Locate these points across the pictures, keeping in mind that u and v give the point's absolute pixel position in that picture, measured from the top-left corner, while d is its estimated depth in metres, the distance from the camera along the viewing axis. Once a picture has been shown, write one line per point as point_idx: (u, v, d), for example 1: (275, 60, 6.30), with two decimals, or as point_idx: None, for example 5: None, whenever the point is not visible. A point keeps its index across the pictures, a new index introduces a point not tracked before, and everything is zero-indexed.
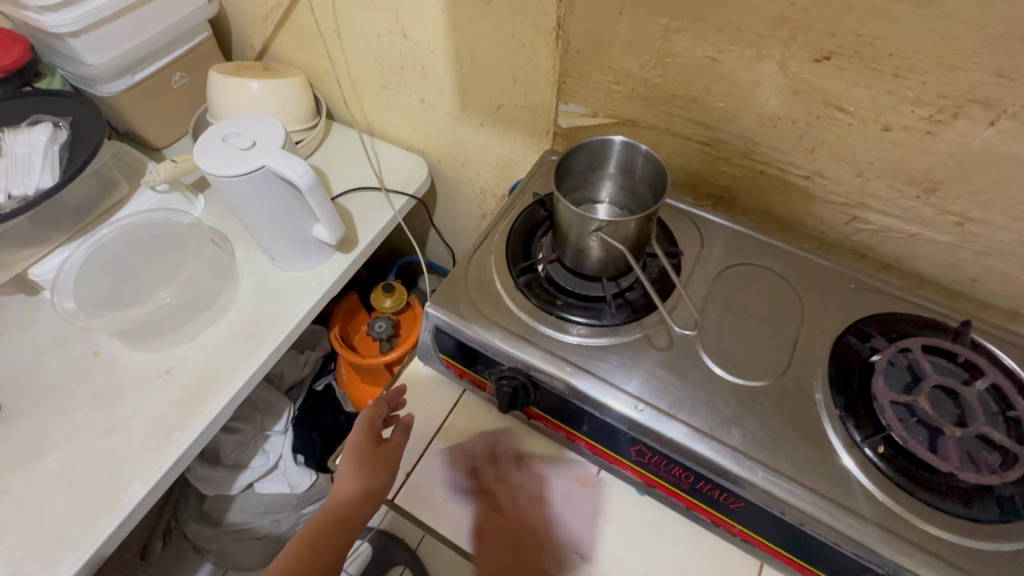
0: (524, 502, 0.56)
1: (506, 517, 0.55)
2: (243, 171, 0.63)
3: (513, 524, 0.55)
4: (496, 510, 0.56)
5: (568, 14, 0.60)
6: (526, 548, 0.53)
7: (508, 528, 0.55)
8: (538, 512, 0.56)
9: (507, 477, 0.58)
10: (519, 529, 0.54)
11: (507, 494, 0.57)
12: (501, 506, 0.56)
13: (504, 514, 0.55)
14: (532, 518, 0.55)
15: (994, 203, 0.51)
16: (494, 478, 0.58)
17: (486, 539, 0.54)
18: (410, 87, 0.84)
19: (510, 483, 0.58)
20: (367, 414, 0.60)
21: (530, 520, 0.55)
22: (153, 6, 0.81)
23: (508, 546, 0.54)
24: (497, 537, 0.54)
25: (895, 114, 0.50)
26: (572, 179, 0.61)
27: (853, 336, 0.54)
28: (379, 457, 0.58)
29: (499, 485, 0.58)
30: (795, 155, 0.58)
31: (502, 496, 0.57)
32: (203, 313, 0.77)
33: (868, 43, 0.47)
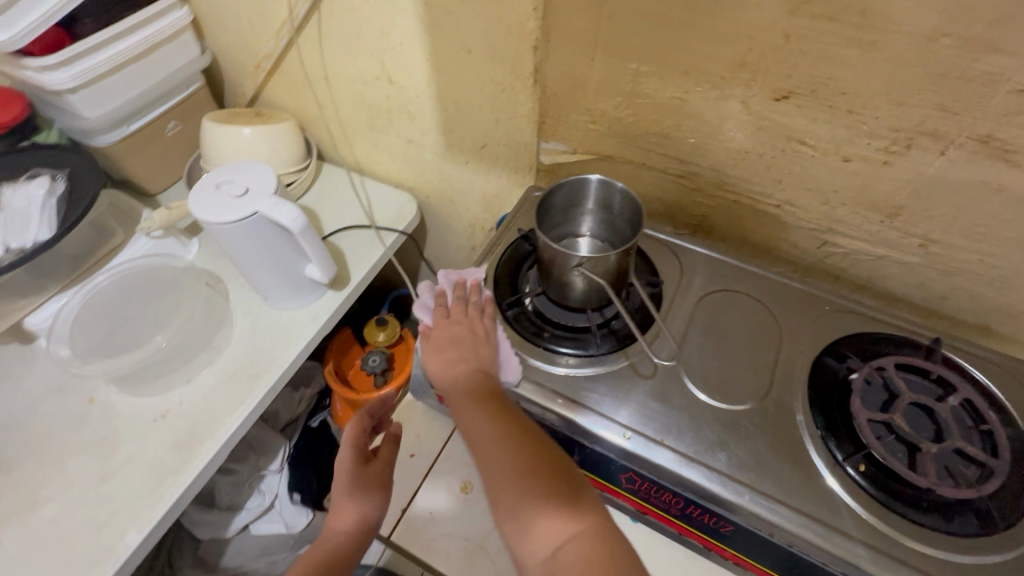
0: (478, 319, 0.59)
1: (460, 328, 0.59)
2: (237, 218, 0.66)
3: (464, 348, 0.57)
4: (451, 323, 0.59)
5: (544, 61, 0.63)
6: (480, 373, 0.56)
7: (464, 353, 0.57)
8: (488, 330, 0.59)
9: (468, 299, 0.61)
10: (470, 350, 0.57)
11: (459, 312, 0.60)
12: (455, 324, 0.59)
13: (456, 325, 0.59)
14: (483, 341, 0.58)
15: (953, 226, 0.54)
16: (455, 297, 0.61)
17: (436, 349, 0.58)
18: (397, 128, 0.88)
19: (471, 301, 0.61)
20: (354, 433, 0.60)
21: (475, 344, 0.57)
22: (149, 61, 0.85)
23: (470, 375, 0.55)
24: (450, 346, 0.58)
25: (853, 146, 0.53)
26: (552, 217, 0.63)
27: (829, 356, 0.56)
28: (371, 476, 0.58)
29: (455, 303, 0.61)
30: (765, 185, 0.61)
31: (460, 310, 0.60)
32: (198, 354, 0.78)
33: (822, 83, 0.50)
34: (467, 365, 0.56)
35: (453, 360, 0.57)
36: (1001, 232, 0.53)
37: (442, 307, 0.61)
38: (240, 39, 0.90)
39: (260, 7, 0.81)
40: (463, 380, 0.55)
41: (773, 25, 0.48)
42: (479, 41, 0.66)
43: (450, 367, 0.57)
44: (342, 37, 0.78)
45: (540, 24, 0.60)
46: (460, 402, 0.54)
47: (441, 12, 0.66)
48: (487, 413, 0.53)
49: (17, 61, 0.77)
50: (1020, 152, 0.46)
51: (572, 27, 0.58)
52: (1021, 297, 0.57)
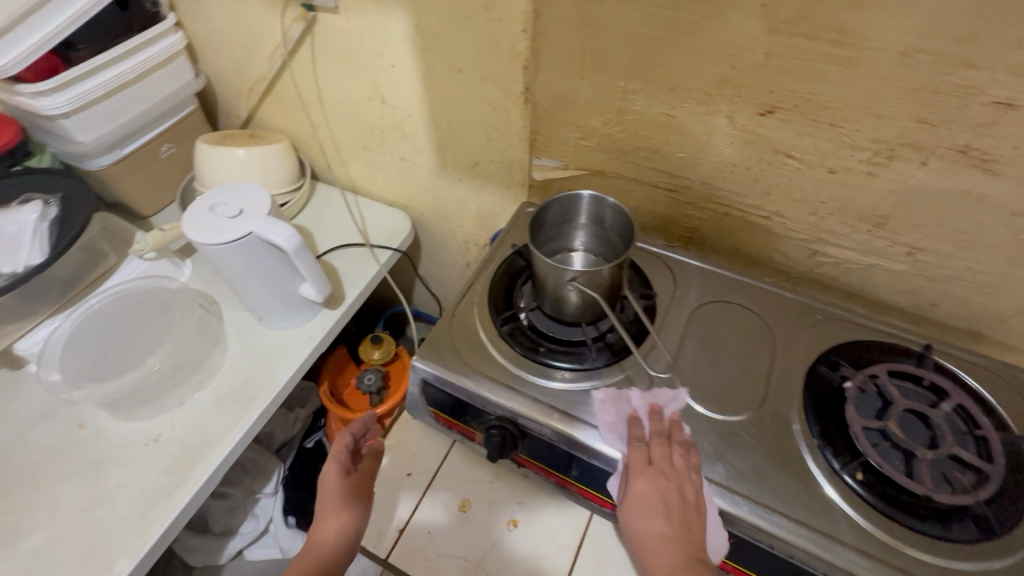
0: (689, 474, 0.49)
1: (668, 487, 0.48)
2: (231, 239, 0.66)
3: (677, 518, 0.47)
4: (654, 475, 0.49)
5: (534, 79, 0.64)
6: (697, 557, 0.45)
7: (678, 525, 0.47)
8: (697, 489, 0.49)
9: (671, 440, 0.52)
10: (682, 518, 0.47)
11: (663, 459, 0.50)
12: (664, 480, 0.49)
13: (665, 481, 0.48)
14: (694, 510, 0.48)
15: (938, 234, 0.55)
16: (653, 432, 0.52)
17: (639, 511, 0.48)
18: (390, 147, 0.89)
19: (674, 441, 0.52)
20: (336, 448, 0.60)
21: (690, 513, 0.48)
22: (142, 85, 0.86)
23: (688, 559, 0.45)
24: (658, 512, 0.47)
25: (837, 158, 0.54)
26: (545, 233, 0.64)
27: (823, 365, 0.57)
28: (353, 487, 0.58)
29: (656, 444, 0.51)
30: (754, 198, 0.62)
31: (662, 456, 0.50)
32: (191, 377, 0.77)
33: (804, 98, 0.51)
34: (684, 547, 0.46)
35: (664, 533, 0.46)
36: (985, 239, 0.54)
37: (640, 451, 0.51)
38: (234, 62, 0.91)
39: (254, 31, 0.82)
40: (683, 573, 0.44)
41: (755, 42, 0.49)
42: (470, 62, 0.67)
43: (661, 544, 0.46)
44: (335, 60, 0.79)
45: (530, 44, 0.61)
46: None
47: (432, 34, 0.67)
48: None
49: (10, 87, 0.78)
50: (998, 161, 0.48)
51: (560, 48, 0.59)
52: (1008, 302, 0.57)
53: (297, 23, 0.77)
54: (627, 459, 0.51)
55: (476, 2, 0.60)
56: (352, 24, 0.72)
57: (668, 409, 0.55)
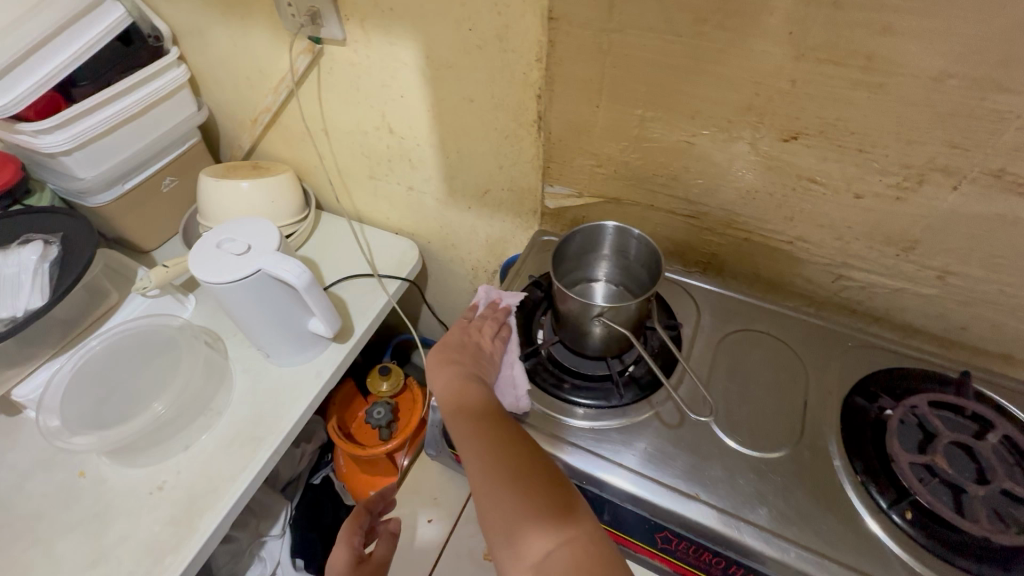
0: (490, 338, 0.60)
1: (468, 339, 0.60)
2: (239, 276, 0.64)
3: (467, 357, 0.58)
4: (461, 339, 0.60)
5: (548, 108, 0.63)
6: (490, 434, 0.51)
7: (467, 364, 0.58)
8: (495, 350, 0.60)
9: (490, 318, 0.62)
10: (473, 361, 0.58)
11: (478, 325, 0.62)
12: (466, 345, 0.60)
13: (468, 337, 0.60)
14: (487, 357, 0.59)
15: (970, 257, 0.54)
16: (479, 315, 0.63)
17: (439, 368, 0.58)
18: (397, 176, 0.88)
19: (492, 318, 0.62)
20: (348, 530, 0.64)
21: (482, 359, 0.58)
22: (145, 119, 0.84)
23: (466, 386, 0.55)
24: (451, 349, 0.59)
25: (864, 183, 0.53)
26: (568, 263, 0.63)
27: (859, 396, 0.55)
28: (362, 573, 0.59)
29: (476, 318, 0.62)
30: (776, 223, 0.61)
31: (477, 326, 0.62)
32: (197, 419, 0.74)
33: (831, 123, 0.50)
34: (464, 372, 0.56)
35: (461, 391, 0.55)
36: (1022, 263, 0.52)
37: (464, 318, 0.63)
38: (239, 94, 0.90)
39: (260, 63, 0.82)
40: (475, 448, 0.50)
41: (781, 70, 0.48)
42: (482, 91, 0.66)
43: (449, 371, 0.57)
44: (341, 91, 0.78)
45: (544, 74, 0.60)
46: (455, 406, 0.54)
47: (442, 65, 0.66)
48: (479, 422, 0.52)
49: (12, 126, 0.76)
50: None
51: (575, 78, 0.59)
52: None
53: (303, 56, 0.75)
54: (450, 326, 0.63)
55: (489, 32, 0.60)
56: (360, 56, 0.72)
57: (506, 302, 0.64)
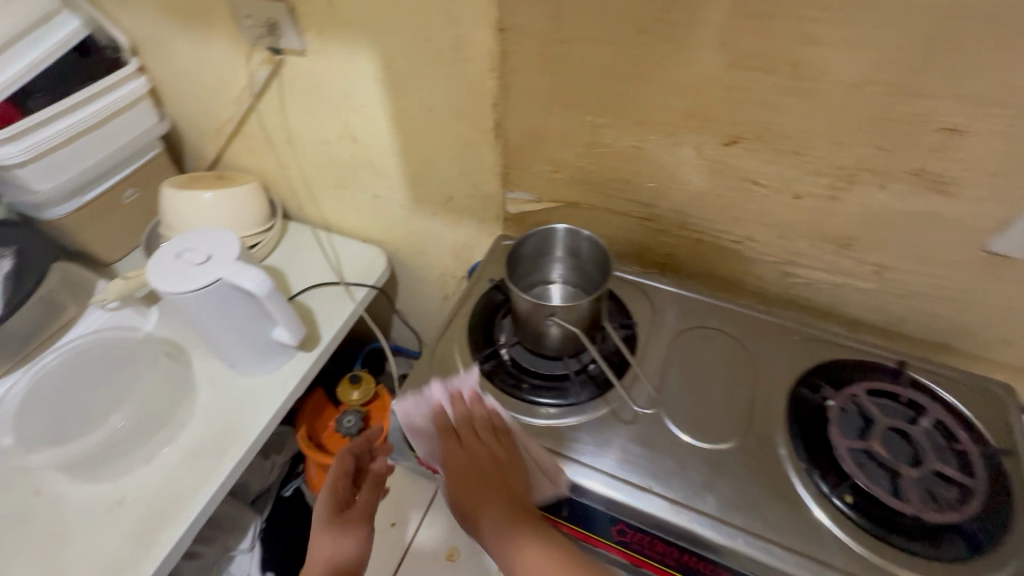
0: (491, 438, 0.56)
1: (473, 453, 0.55)
2: (199, 287, 0.64)
3: (495, 481, 0.54)
4: (462, 451, 0.56)
5: (504, 116, 0.65)
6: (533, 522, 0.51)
7: (493, 484, 0.53)
8: (500, 446, 0.56)
9: (472, 413, 0.57)
10: (502, 480, 0.54)
11: (468, 436, 0.57)
12: (470, 454, 0.55)
13: (472, 451, 0.55)
14: (511, 466, 0.54)
15: (902, 253, 0.57)
16: (457, 416, 0.57)
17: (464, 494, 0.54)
18: (363, 184, 0.88)
19: (474, 414, 0.57)
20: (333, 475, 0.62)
21: (507, 471, 0.54)
22: (104, 132, 0.83)
23: (494, 494, 0.53)
24: (465, 475, 0.54)
25: (802, 184, 0.56)
26: (521, 266, 0.64)
27: (804, 387, 0.57)
28: (344, 521, 0.60)
29: (461, 426, 0.57)
30: (726, 224, 0.64)
31: (467, 430, 0.57)
32: (159, 432, 0.73)
33: (767, 128, 0.53)
34: (494, 492, 0.53)
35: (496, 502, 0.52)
36: (950, 256, 0.55)
37: (446, 433, 0.57)
38: (202, 105, 0.90)
39: (222, 73, 0.82)
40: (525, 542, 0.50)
41: (718, 77, 0.51)
42: (440, 100, 0.68)
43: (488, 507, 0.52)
44: (303, 101, 0.79)
45: (498, 83, 0.62)
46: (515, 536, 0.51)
47: (401, 75, 0.68)
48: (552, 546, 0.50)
49: None
50: (952, 182, 0.50)
51: (527, 86, 0.60)
52: (974, 315, 0.59)
53: (264, 66, 0.76)
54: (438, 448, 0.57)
55: (444, 43, 0.61)
56: (320, 66, 0.72)
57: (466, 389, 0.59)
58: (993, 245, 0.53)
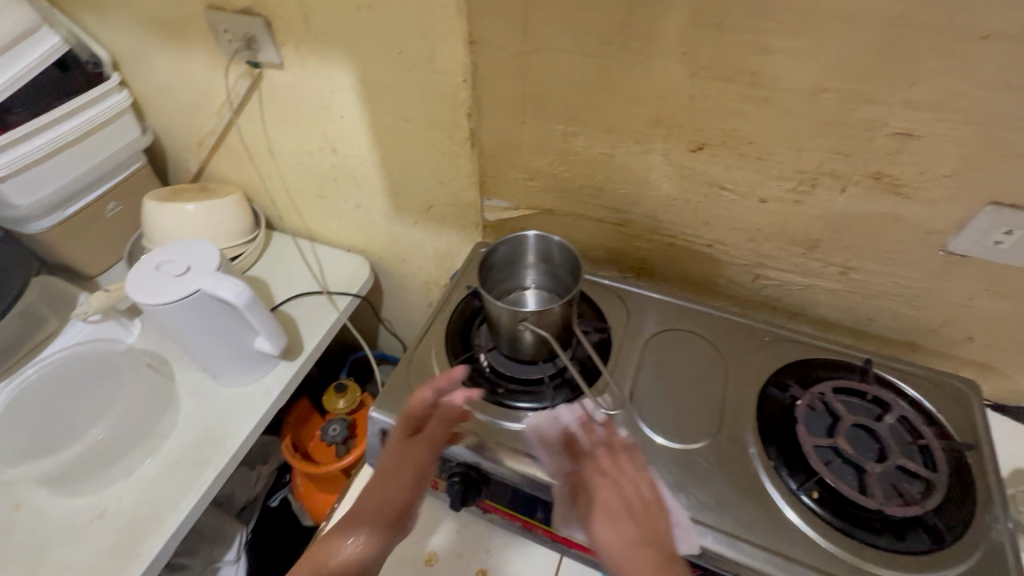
0: (634, 472, 0.51)
1: (619, 488, 0.50)
2: (178, 297, 0.64)
3: (637, 521, 0.48)
4: (604, 484, 0.50)
5: (479, 125, 0.66)
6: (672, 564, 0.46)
7: (640, 526, 0.48)
8: (643, 483, 0.50)
9: (610, 443, 0.53)
10: (651, 523, 0.48)
11: (610, 467, 0.51)
12: (611, 485, 0.50)
13: (616, 484, 0.50)
14: (655, 509, 0.49)
15: (865, 253, 0.59)
16: (592, 442, 0.53)
17: (608, 525, 0.48)
18: (344, 194, 0.89)
19: (614, 445, 0.53)
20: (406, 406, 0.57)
21: (655, 515, 0.49)
22: (85, 146, 0.84)
23: (644, 534, 0.47)
24: (610, 512, 0.49)
25: (766, 188, 0.57)
26: (495, 274, 0.65)
27: (773, 387, 0.58)
28: (409, 449, 0.55)
29: (603, 454, 0.52)
30: (696, 228, 0.65)
31: (604, 459, 0.52)
32: (141, 444, 0.73)
33: (730, 134, 0.54)
34: (639, 535, 0.47)
35: (639, 543, 0.46)
36: (910, 256, 0.57)
37: (587, 466, 0.52)
38: (183, 117, 0.91)
39: (202, 87, 0.83)
40: None
41: (680, 86, 0.52)
42: (416, 110, 0.69)
43: (637, 548, 0.46)
44: (283, 113, 0.80)
45: (471, 93, 0.63)
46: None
47: (377, 87, 0.69)
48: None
49: None
50: (908, 185, 0.51)
51: (500, 97, 0.62)
52: (937, 313, 0.61)
53: (243, 79, 0.78)
54: (577, 474, 0.52)
55: (418, 55, 0.62)
56: (299, 78, 0.74)
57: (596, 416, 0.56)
58: (951, 245, 0.54)
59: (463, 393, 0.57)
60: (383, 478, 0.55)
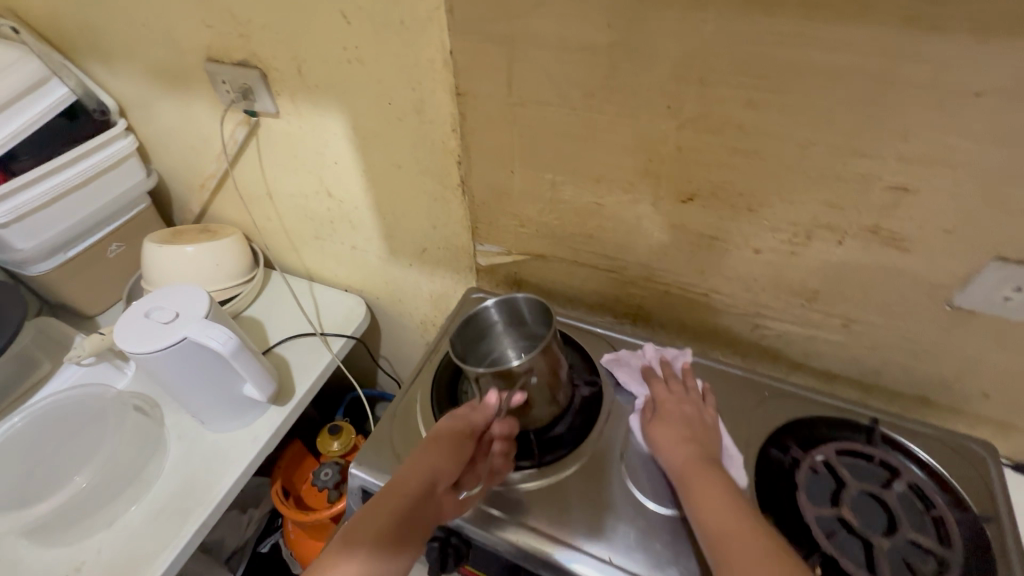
0: (703, 403, 0.55)
1: (684, 405, 0.55)
2: (164, 346, 0.64)
3: (692, 427, 0.53)
4: (671, 398, 0.56)
5: (468, 174, 0.66)
6: (715, 464, 0.49)
7: (694, 431, 0.52)
8: (711, 415, 0.55)
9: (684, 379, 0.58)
10: (703, 435, 0.52)
11: (678, 393, 0.57)
12: (678, 401, 0.55)
13: (677, 400, 0.55)
14: (711, 429, 0.53)
15: (867, 306, 0.56)
16: (665, 371, 0.59)
17: (664, 425, 0.53)
18: (341, 236, 0.89)
19: (685, 379, 0.58)
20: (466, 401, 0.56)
21: (708, 430, 0.53)
22: (88, 190, 0.86)
23: (697, 437, 0.52)
24: (671, 417, 0.54)
25: (760, 239, 0.56)
26: (470, 337, 0.64)
27: (772, 447, 0.55)
28: (452, 439, 0.52)
29: (672, 379, 0.58)
30: (691, 277, 0.63)
31: (675, 384, 0.58)
32: (123, 492, 0.72)
33: (719, 186, 0.53)
34: (694, 438, 0.52)
35: (691, 440, 0.51)
36: (914, 310, 0.54)
37: (660, 387, 0.58)
38: (185, 161, 0.93)
39: (203, 133, 0.85)
40: (700, 466, 0.49)
41: (667, 137, 0.52)
42: (407, 157, 0.69)
43: (684, 445, 0.51)
44: (280, 158, 0.81)
45: (460, 143, 0.63)
46: (696, 478, 0.48)
47: (369, 134, 0.69)
48: (735, 502, 0.46)
49: None
50: (907, 239, 0.49)
51: (488, 146, 0.61)
52: (948, 368, 0.57)
53: (241, 126, 0.79)
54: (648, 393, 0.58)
55: (407, 106, 0.63)
56: (293, 126, 0.74)
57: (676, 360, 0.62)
58: (957, 299, 0.52)
59: (521, 394, 0.54)
60: (418, 461, 0.51)
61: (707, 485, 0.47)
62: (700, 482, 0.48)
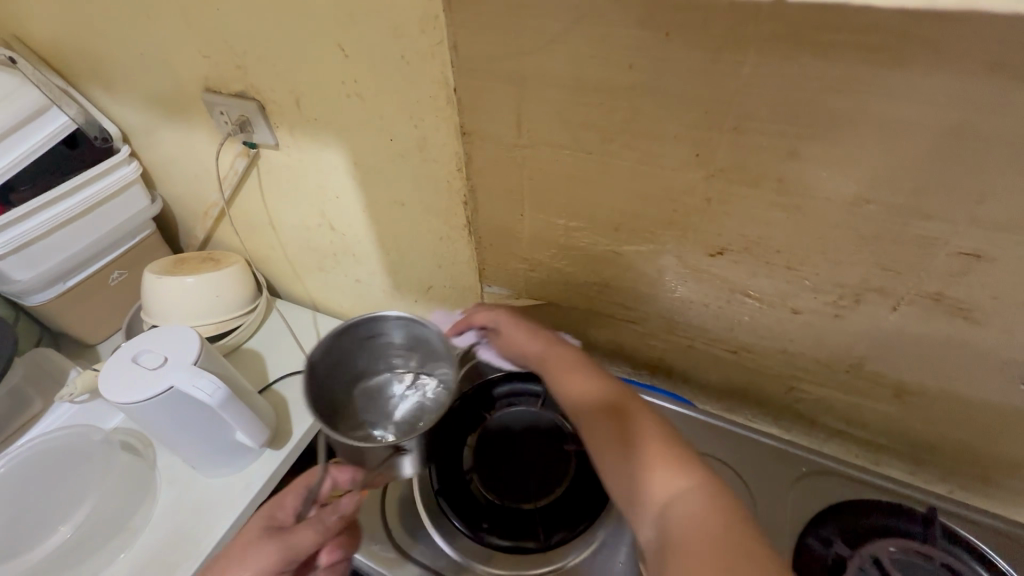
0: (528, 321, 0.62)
1: (515, 325, 0.61)
2: (147, 397, 0.60)
3: (533, 335, 0.60)
4: (502, 325, 0.62)
5: (474, 214, 0.61)
6: (563, 346, 0.58)
7: (537, 332, 0.60)
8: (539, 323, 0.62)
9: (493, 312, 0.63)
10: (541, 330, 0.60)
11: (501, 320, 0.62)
12: (510, 323, 0.61)
13: (511, 327, 0.61)
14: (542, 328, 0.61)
15: (922, 377, 0.49)
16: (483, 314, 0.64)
17: (516, 342, 0.60)
18: (345, 269, 0.85)
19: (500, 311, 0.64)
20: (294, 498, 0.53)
21: (543, 331, 0.60)
22: (88, 220, 0.83)
23: (542, 336, 0.59)
24: (517, 333, 0.60)
25: (799, 299, 0.49)
26: (370, 354, 0.65)
27: (812, 537, 0.49)
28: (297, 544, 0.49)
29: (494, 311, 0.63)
30: (718, 332, 0.57)
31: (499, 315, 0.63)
32: (108, 543, 0.68)
33: (754, 241, 0.47)
34: (539, 339, 0.59)
35: (541, 340, 0.59)
36: (981, 384, 0.47)
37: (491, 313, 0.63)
38: (188, 188, 0.90)
39: (204, 161, 0.81)
40: (555, 354, 0.57)
41: (695, 188, 0.46)
42: (410, 194, 0.65)
43: (534, 342, 0.59)
44: (281, 189, 0.77)
45: (466, 182, 0.58)
46: (553, 358, 0.57)
47: (371, 170, 0.65)
48: (587, 370, 0.54)
49: None
50: (976, 310, 0.42)
51: (496, 187, 0.56)
52: (1017, 450, 0.50)
53: (240, 157, 0.75)
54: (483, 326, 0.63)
55: (409, 142, 0.58)
56: (294, 158, 0.71)
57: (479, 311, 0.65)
58: None
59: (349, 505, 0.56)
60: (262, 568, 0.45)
61: (564, 367, 0.55)
62: (558, 366, 0.56)
